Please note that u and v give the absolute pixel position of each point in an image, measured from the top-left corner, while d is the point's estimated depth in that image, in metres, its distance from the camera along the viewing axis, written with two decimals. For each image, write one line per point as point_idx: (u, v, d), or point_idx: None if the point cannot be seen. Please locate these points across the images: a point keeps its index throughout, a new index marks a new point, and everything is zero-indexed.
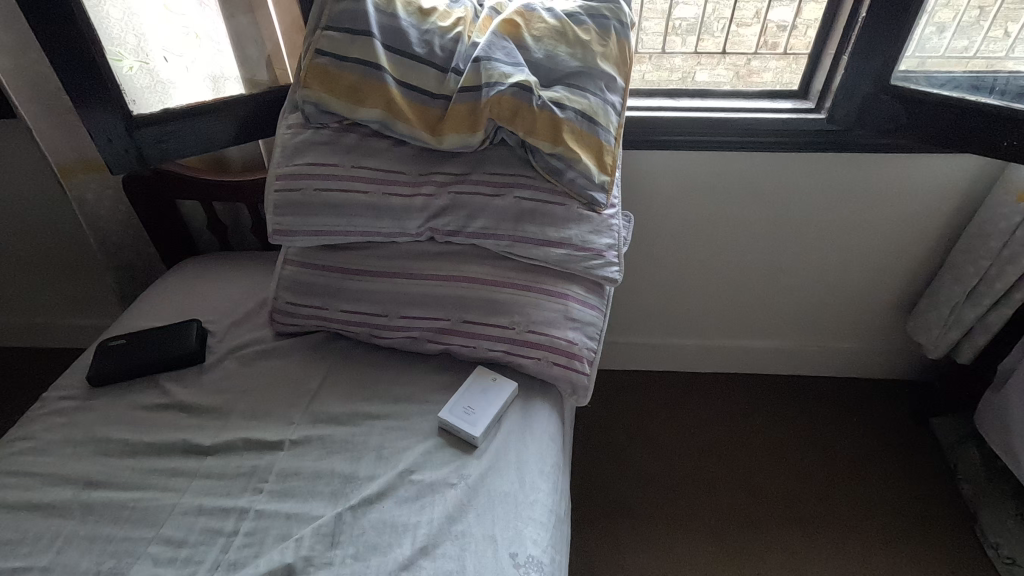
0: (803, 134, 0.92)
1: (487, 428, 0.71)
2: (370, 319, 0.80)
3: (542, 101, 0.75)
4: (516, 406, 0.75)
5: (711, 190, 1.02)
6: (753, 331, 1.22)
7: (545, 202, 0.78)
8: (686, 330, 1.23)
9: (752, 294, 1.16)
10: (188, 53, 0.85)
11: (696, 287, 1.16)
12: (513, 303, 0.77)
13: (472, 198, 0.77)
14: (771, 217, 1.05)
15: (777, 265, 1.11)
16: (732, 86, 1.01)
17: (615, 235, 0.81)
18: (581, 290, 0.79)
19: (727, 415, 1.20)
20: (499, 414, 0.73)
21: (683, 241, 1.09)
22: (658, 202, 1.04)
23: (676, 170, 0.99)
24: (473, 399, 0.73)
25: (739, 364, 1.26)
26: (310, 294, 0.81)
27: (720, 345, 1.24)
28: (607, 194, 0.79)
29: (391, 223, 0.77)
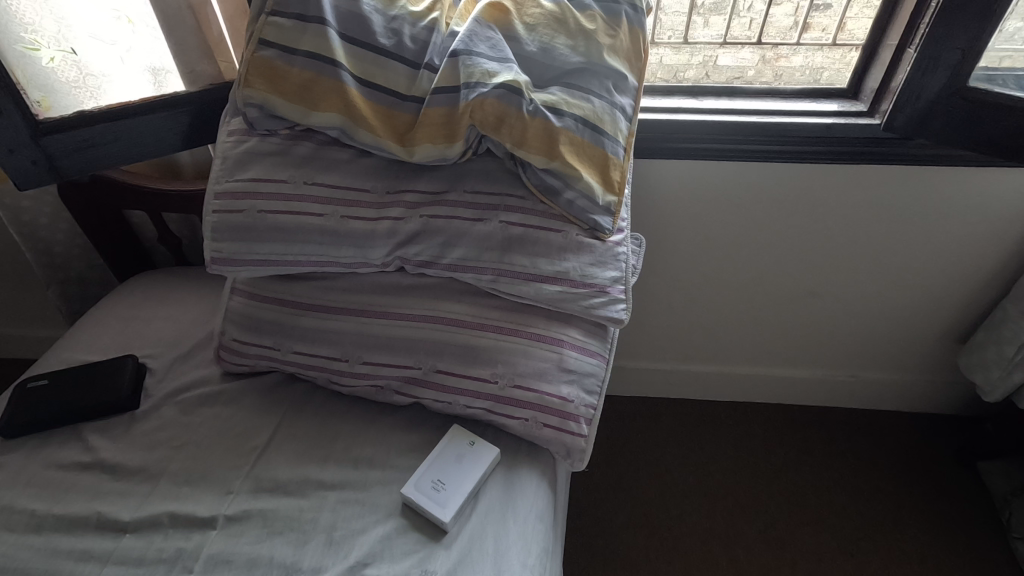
0: (851, 143, 0.77)
1: (460, 507, 0.58)
2: (329, 363, 0.67)
3: (535, 106, 0.61)
4: (498, 474, 0.63)
5: (736, 204, 0.87)
6: (778, 359, 1.08)
7: (537, 228, 0.65)
8: (703, 355, 1.09)
9: (779, 319, 1.02)
10: (124, 41, 0.71)
11: (714, 310, 1.02)
12: (497, 351, 0.64)
13: (448, 223, 0.64)
14: (806, 235, 0.90)
15: (809, 288, 0.97)
16: (757, 72, 0.87)
17: (622, 267, 0.67)
18: (580, 334, 0.66)
19: (746, 453, 1.07)
20: (477, 489, 0.60)
21: (701, 260, 0.95)
22: (672, 217, 0.90)
23: (698, 180, 0.85)
24: (446, 470, 0.61)
25: (760, 393, 1.13)
26: (260, 332, 0.69)
27: (739, 372, 1.10)
28: (613, 218, 0.66)
29: (352, 251, 0.64)
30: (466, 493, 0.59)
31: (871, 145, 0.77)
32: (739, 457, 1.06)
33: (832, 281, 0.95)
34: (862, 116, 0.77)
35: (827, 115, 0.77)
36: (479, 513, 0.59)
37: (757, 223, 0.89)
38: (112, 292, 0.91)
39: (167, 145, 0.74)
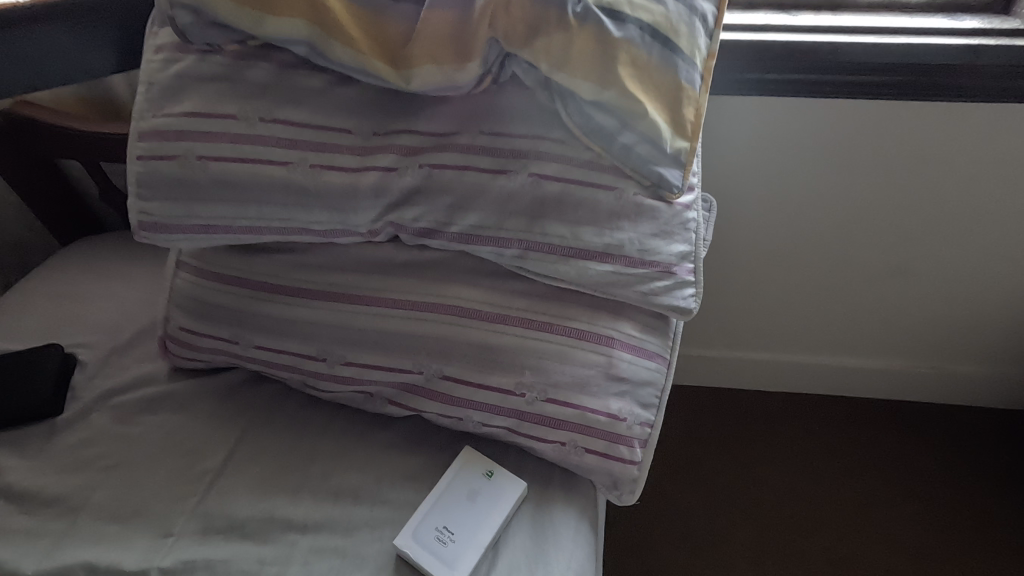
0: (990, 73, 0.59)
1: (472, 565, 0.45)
2: (302, 363, 0.51)
3: (583, 7, 0.43)
4: (524, 513, 0.48)
5: (819, 157, 0.69)
6: (849, 347, 0.90)
7: (581, 185, 0.47)
8: (757, 342, 0.92)
9: (856, 302, 0.84)
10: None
11: (777, 290, 0.84)
12: (524, 354, 0.47)
13: (458, 178, 0.47)
14: (907, 197, 0.71)
15: (900, 265, 0.79)
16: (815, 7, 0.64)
17: (693, 238, 0.50)
18: (635, 329, 0.49)
19: (804, 454, 0.91)
20: (494, 539, 0.46)
21: (771, 227, 0.76)
22: (738, 174, 0.71)
23: (775, 125, 0.67)
24: (456, 514, 0.46)
25: (823, 384, 0.95)
26: (213, 320, 0.53)
27: (800, 362, 0.92)
28: (685, 171, 0.48)
29: (327, 216, 0.47)
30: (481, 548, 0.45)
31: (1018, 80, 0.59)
32: (796, 459, 0.90)
33: (931, 257, 0.77)
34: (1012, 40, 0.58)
35: (960, 36, 0.59)
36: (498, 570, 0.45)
37: (845, 181, 0.71)
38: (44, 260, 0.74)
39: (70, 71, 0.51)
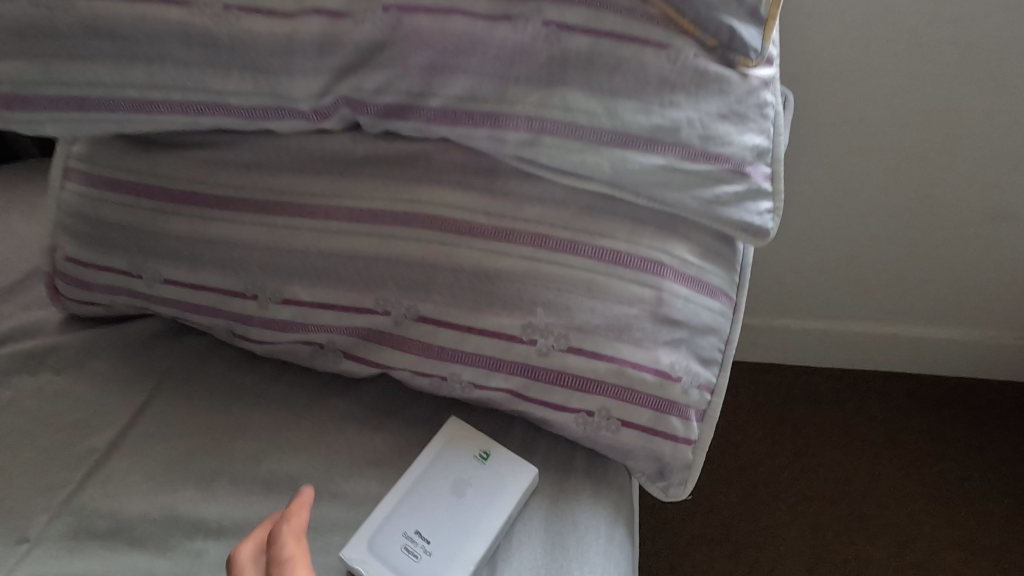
0: None
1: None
2: (229, 302, 0.37)
3: None
4: (532, 512, 0.34)
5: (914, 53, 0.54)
6: (924, 316, 0.74)
7: (621, 41, 0.32)
8: (811, 307, 0.75)
9: (941, 255, 0.68)
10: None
11: (841, 240, 0.68)
12: (536, 284, 0.33)
13: (441, 25, 0.31)
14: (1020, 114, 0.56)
15: (999, 210, 0.63)
16: None
17: (770, 127, 0.36)
18: (691, 253, 0.34)
19: (866, 443, 0.74)
20: (490, 551, 0.32)
21: (841, 152, 0.61)
22: (808, 79, 0.57)
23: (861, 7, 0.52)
24: (436, 515, 0.32)
25: (891, 356, 0.77)
26: (103, 245, 0.38)
27: (866, 332, 0.76)
28: (770, 24, 0.33)
29: (252, 84, 0.33)
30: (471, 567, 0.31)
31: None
32: (858, 450, 0.74)
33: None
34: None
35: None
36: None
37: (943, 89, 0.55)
38: None
39: None
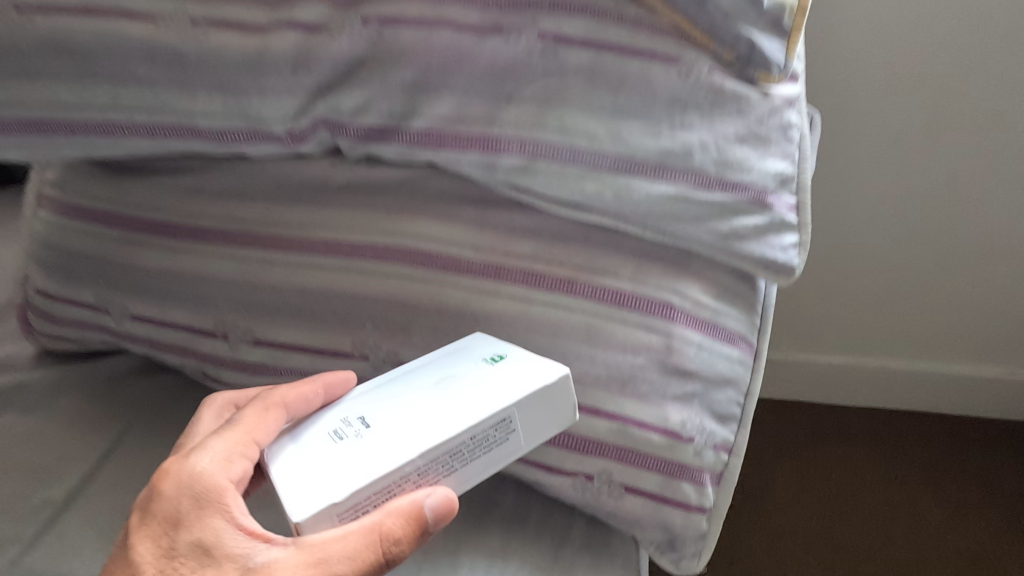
0: None
1: (388, 487, 0.22)
2: (195, 342, 0.34)
3: None
4: (544, 424, 0.25)
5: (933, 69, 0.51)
6: (970, 350, 0.65)
7: (624, 54, 0.29)
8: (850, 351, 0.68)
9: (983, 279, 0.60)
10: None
11: (865, 269, 0.62)
12: (529, 329, 0.29)
13: (426, 41, 0.29)
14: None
15: None
16: None
17: (794, 150, 0.32)
18: (706, 294, 0.30)
19: (908, 502, 0.63)
20: (451, 455, 0.23)
21: (859, 171, 0.56)
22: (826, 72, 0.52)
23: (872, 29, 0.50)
24: (404, 398, 0.24)
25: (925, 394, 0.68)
26: (72, 278, 0.36)
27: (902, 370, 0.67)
28: (796, 36, 0.29)
29: (219, 102, 0.30)
30: (408, 455, 0.22)
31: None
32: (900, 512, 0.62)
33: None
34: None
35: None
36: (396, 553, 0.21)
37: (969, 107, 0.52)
38: None
39: None
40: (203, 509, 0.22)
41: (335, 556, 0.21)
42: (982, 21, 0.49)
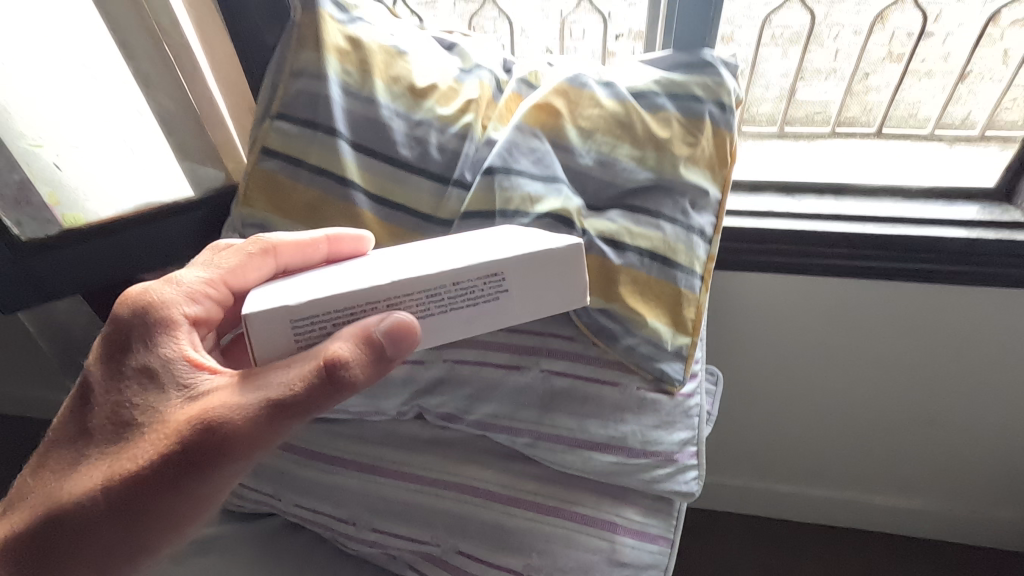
0: (1003, 273, 0.59)
1: (349, 309, 0.34)
2: (332, 523, 0.56)
3: (588, 239, 0.47)
4: (556, 296, 0.36)
5: (848, 324, 0.67)
6: None
7: (587, 381, 0.52)
8: (808, 483, 0.85)
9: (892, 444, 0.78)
10: (97, 98, 0.59)
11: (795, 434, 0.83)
12: (533, 536, 0.50)
13: (477, 372, 0.52)
14: (927, 371, 0.69)
15: None
16: (840, 197, 0.64)
17: (693, 423, 0.54)
18: (637, 514, 0.52)
19: None
20: (442, 292, 0.34)
21: (786, 378, 0.75)
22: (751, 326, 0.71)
23: (791, 303, 0.67)
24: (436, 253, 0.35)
25: (858, 522, 0.86)
26: (258, 477, 0.59)
27: (838, 499, 0.85)
28: (686, 364, 0.51)
29: (362, 401, 0.54)
30: (399, 299, 0.34)
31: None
32: None
33: (973, 416, 0.72)
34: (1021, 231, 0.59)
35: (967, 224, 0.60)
36: (347, 372, 0.33)
37: (869, 351, 0.69)
38: None
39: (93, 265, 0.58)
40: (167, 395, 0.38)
41: (285, 362, 0.34)
42: (865, 311, 0.66)
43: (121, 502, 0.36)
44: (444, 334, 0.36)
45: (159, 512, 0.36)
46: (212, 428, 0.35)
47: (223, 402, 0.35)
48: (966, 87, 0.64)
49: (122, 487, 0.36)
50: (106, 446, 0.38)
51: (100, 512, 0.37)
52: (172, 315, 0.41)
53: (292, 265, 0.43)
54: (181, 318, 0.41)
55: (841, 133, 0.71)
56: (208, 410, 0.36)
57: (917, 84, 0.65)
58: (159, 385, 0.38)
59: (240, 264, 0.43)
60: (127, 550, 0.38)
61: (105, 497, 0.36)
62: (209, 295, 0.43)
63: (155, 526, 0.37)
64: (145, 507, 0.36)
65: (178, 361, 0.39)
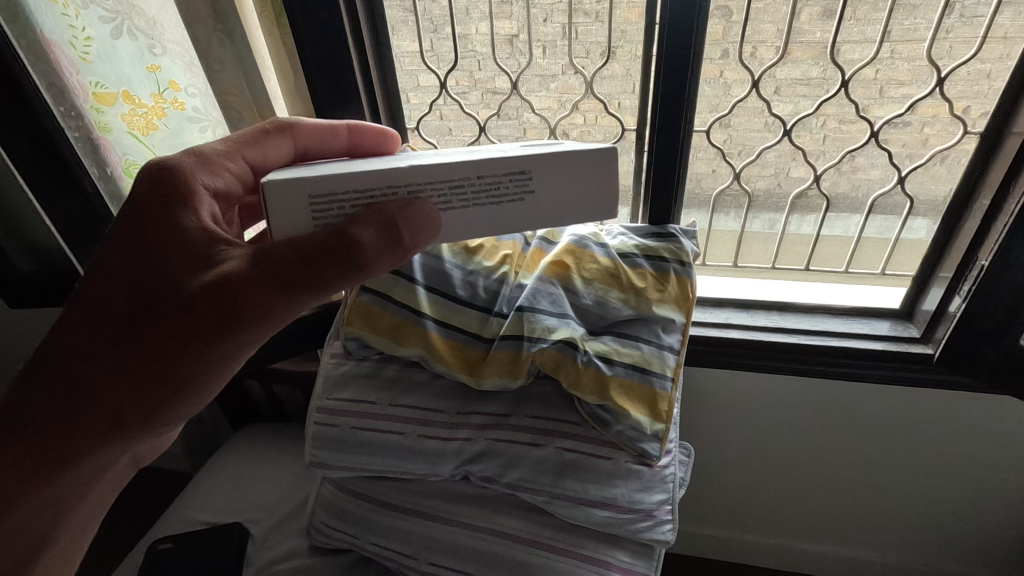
0: (896, 370, 0.85)
1: (368, 190, 0.44)
2: (400, 557, 0.76)
3: (588, 357, 0.69)
4: (585, 195, 0.49)
5: (782, 408, 0.94)
6: (830, 537, 1.08)
7: (589, 454, 0.69)
8: (765, 530, 1.12)
9: (833, 490, 1.02)
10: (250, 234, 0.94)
11: (759, 492, 1.07)
12: (549, 570, 0.69)
13: (509, 446, 0.71)
14: (840, 444, 0.96)
15: (861, 481, 0.99)
16: (781, 312, 0.96)
17: (670, 487, 0.69)
18: (627, 556, 0.70)
19: None
20: (462, 183, 0.46)
21: (743, 450, 1.02)
22: (718, 404, 0.98)
23: (740, 391, 0.95)
24: (469, 155, 0.48)
25: (811, 568, 1.13)
26: (343, 521, 0.79)
27: (793, 547, 1.12)
28: (661, 443, 0.68)
29: (423, 466, 0.72)
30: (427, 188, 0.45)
31: (927, 372, 0.83)
32: None
33: (880, 477, 0.98)
34: (917, 342, 0.86)
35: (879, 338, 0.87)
36: (359, 246, 0.43)
37: (798, 428, 0.96)
38: (227, 443, 1.09)
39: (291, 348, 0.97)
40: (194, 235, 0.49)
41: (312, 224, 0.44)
42: (794, 399, 0.93)
43: (156, 335, 0.47)
44: (468, 223, 0.47)
45: (187, 351, 0.47)
46: (230, 294, 0.45)
47: (235, 268, 0.45)
48: (869, 240, 0.92)
49: (155, 332, 0.47)
50: (136, 292, 0.48)
51: (138, 360, 0.47)
52: (191, 186, 0.53)
53: (312, 148, 0.62)
54: (198, 193, 0.53)
55: (779, 269, 0.99)
56: (221, 280, 0.45)
57: (830, 237, 0.93)
58: (177, 250, 0.48)
59: (264, 147, 0.60)
60: (157, 394, 0.48)
61: (142, 332, 0.47)
62: (230, 171, 0.58)
63: (181, 377, 0.48)
64: (173, 355, 0.47)
65: (193, 227, 0.50)
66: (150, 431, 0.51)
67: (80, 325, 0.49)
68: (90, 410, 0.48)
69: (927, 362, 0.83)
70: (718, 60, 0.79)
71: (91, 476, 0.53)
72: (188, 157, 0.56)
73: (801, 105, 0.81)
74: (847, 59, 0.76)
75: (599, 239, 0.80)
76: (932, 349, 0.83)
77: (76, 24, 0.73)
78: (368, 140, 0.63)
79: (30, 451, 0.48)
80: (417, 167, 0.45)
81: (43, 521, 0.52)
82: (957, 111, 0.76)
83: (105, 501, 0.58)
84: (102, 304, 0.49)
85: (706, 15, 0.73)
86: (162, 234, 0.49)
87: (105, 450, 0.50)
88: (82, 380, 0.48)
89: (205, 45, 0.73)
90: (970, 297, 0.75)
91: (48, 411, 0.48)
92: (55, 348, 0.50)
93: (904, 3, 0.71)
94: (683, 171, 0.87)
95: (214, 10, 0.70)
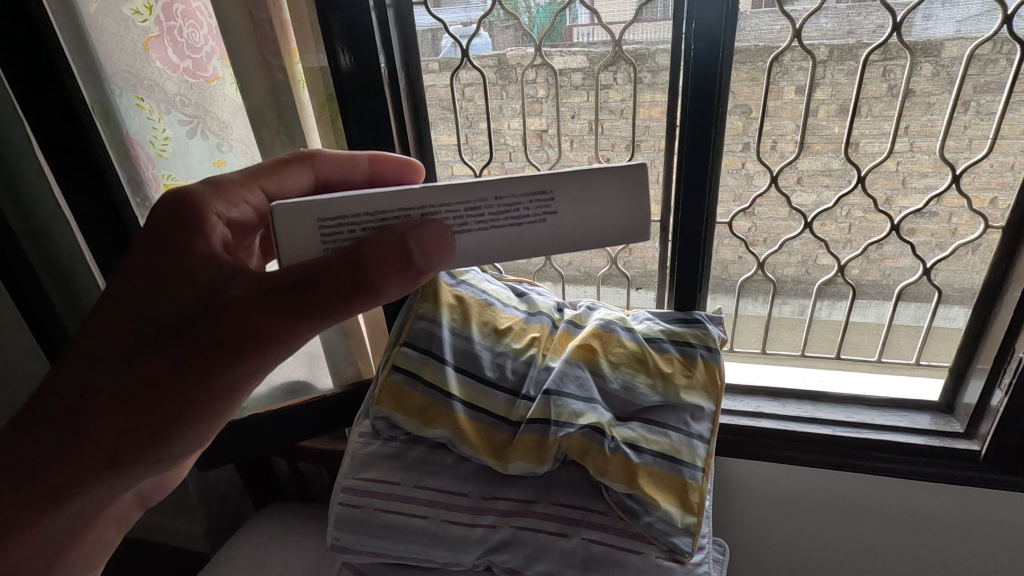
0: (942, 466, 0.82)
1: (379, 213, 0.45)
2: None
3: (615, 443, 0.68)
4: (618, 218, 0.46)
5: (824, 501, 0.89)
6: None
7: (618, 547, 0.66)
8: None
9: None
10: None
11: None
12: None
13: (535, 536, 0.69)
14: (890, 547, 0.89)
15: None
16: (814, 403, 0.95)
17: None
18: None
19: None
20: (481, 203, 0.45)
21: (782, 550, 0.95)
22: (752, 499, 0.93)
23: (777, 482, 0.90)
24: None
25: None
26: None
27: None
28: (693, 539, 0.65)
29: (445, 553, 0.70)
30: (448, 208, 0.45)
31: (978, 473, 0.80)
32: None
33: None
34: (961, 437, 0.84)
35: (918, 433, 0.85)
36: (366, 271, 0.43)
37: (842, 526, 0.90)
38: (246, 522, 1.08)
39: (310, 429, 0.98)
40: (206, 262, 0.51)
41: (326, 249, 0.44)
42: (835, 494, 0.88)
43: (165, 363, 0.49)
44: (489, 245, 0.46)
45: (197, 375, 0.49)
46: (239, 321, 0.47)
47: (241, 295, 0.48)
48: (900, 331, 0.91)
49: (163, 360, 0.49)
50: (144, 318, 0.50)
51: (143, 389, 0.50)
52: (205, 216, 0.55)
53: (333, 178, 0.63)
54: (212, 221, 0.55)
55: (810, 357, 0.98)
56: (230, 308, 0.47)
57: (860, 325, 0.92)
58: (189, 278, 0.51)
59: (284, 176, 0.61)
60: (161, 421, 0.51)
61: (149, 358, 0.49)
62: (247, 201, 0.59)
63: (186, 405, 0.51)
64: (181, 379, 0.49)
65: (205, 254, 0.52)
66: (157, 455, 0.53)
67: (82, 355, 0.51)
68: (98, 435, 0.51)
69: (974, 460, 0.80)
70: (739, 152, 0.83)
71: (92, 506, 0.55)
72: (207, 186, 0.58)
73: (823, 195, 0.84)
74: (866, 152, 0.79)
75: (626, 324, 0.83)
76: (978, 446, 0.81)
77: (157, 126, 0.83)
78: (391, 169, 0.64)
79: (35, 481, 0.51)
80: (431, 189, 0.44)
81: (43, 553, 0.54)
82: (983, 204, 0.78)
83: (109, 540, 0.61)
84: (112, 331, 0.51)
85: (723, 116, 0.79)
86: (176, 261, 0.51)
87: (103, 479, 0.53)
88: (86, 407, 0.50)
89: (267, 145, 0.82)
90: (1011, 391, 0.74)
91: (50, 441, 0.51)
92: (63, 375, 0.52)
93: (917, 102, 0.75)
94: (708, 259, 0.90)
95: (279, 115, 0.80)
